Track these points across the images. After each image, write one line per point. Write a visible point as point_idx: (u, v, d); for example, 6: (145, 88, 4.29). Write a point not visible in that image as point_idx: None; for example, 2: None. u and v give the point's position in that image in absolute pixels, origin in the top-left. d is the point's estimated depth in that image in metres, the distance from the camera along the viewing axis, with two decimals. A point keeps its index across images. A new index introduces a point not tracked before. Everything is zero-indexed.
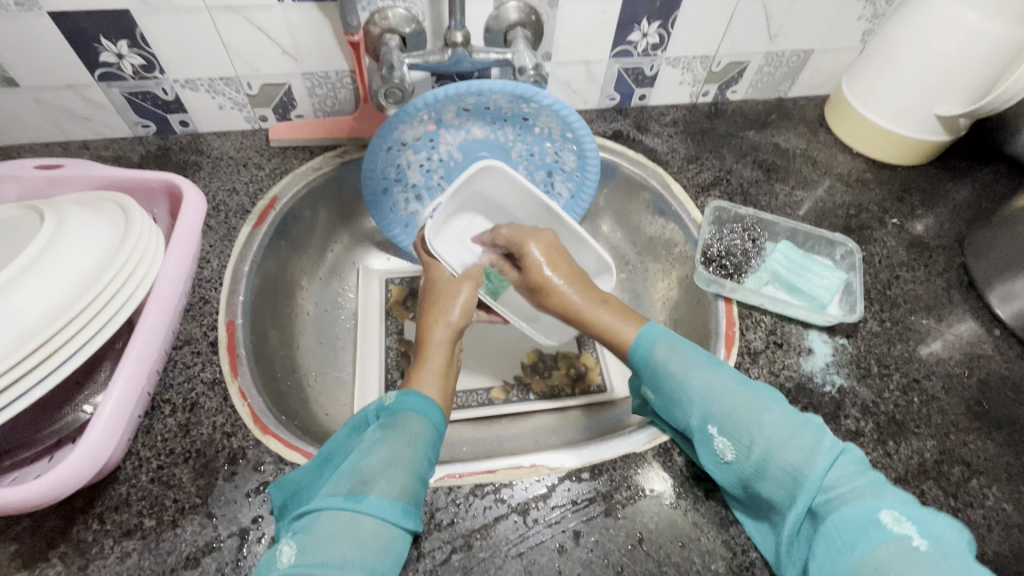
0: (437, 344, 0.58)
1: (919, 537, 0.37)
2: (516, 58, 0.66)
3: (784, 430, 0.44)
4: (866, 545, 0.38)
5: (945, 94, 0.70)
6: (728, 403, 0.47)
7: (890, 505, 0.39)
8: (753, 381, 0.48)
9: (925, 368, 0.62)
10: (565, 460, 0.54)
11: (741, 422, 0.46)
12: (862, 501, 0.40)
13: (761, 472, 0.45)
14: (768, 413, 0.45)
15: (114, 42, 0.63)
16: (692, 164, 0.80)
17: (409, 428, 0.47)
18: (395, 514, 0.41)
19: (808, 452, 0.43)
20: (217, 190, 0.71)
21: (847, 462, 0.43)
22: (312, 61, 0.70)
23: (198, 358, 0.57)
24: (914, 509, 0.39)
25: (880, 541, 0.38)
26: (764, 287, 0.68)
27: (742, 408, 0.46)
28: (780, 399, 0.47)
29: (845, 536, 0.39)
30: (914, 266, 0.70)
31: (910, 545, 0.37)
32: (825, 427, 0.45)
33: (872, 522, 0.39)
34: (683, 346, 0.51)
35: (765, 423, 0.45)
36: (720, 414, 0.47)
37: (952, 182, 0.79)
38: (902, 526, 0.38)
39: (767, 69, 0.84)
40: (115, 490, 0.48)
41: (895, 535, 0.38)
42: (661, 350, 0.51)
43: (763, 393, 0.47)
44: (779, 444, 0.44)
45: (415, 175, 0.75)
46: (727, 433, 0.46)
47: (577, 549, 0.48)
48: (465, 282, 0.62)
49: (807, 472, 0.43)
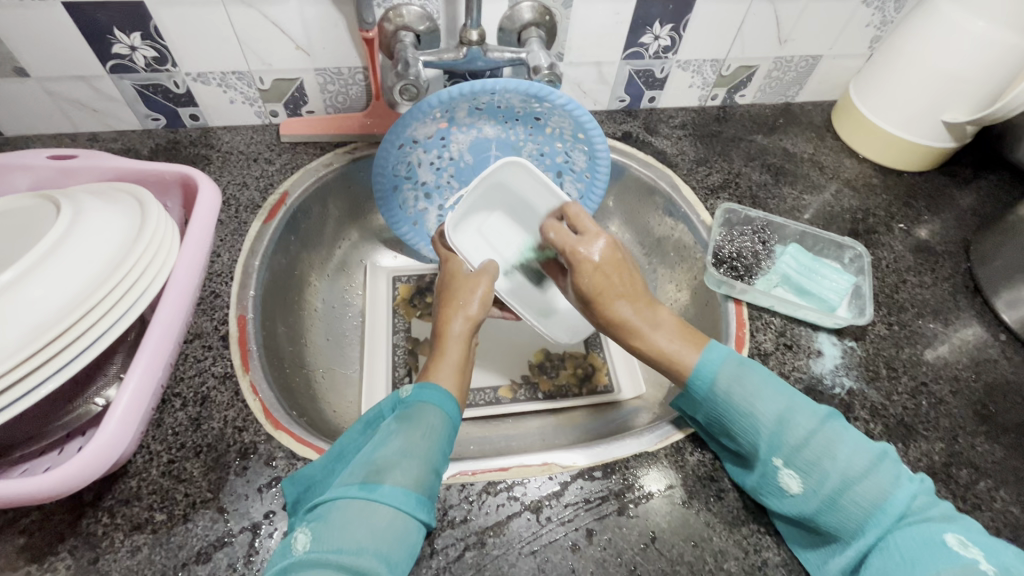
0: (454, 338, 0.58)
1: (986, 562, 0.40)
2: (530, 57, 0.66)
3: (858, 463, 0.45)
4: (932, 568, 0.40)
5: (953, 101, 0.71)
6: (801, 435, 0.47)
7: (954, 529, 0.42)
8: (823, 409, 0.48)
9: (932, 372, 0.62)
10: (577, 458, 0.54)
11: (815, 455, 0.46)
12: (930, 525, 0.42)
13: (832, 504, 0.45)
14: (842, 444, 0.46)
15: (128, 34, 0.63)
16: (701, 167, 0.80)
17: (424, 421, 0.47)
18: (409, 504, 0.41)
19: (885, 485, 0.44)
20: (227, 184, 0.70)
21: (918, 492, 0.44)
22: (325, 57, 0.70)
23: (209, 352, 0.56)
24: (979, 535, 0.42)
25: (946, 564, 0.40)
26: (773, 289, 0.68)
27: (817, 440, 0.46)
28: (851, 430, 0.47)
29: (908, 554, 0.41)
30: (921, 270, 0.71)
31: (979, 569, 0.40)
32: (893, 456, 0.46)
33: (941, 545, 0.41)
34: (748, 371, 0.50)
35: (839, 455, 0.45)
36: (791, 446, 0.47)
37: (957, 188, 0.80)
38: (968, 550, 0.41)
39: (776, 74, 0.84)
40: (125, 483, 0.48)
41: (962, 559, 0.40)
42: (726, 376, 0.50)
43: (836, 423, 0.47)
44: (854, 477, 0.44)
45: (425, 172, 0.75)
46: (797, 466, 0.46)
47: (590, 548, 0.48)
48: (482, 277, 0.62)
49: (884, 505, 0.44)
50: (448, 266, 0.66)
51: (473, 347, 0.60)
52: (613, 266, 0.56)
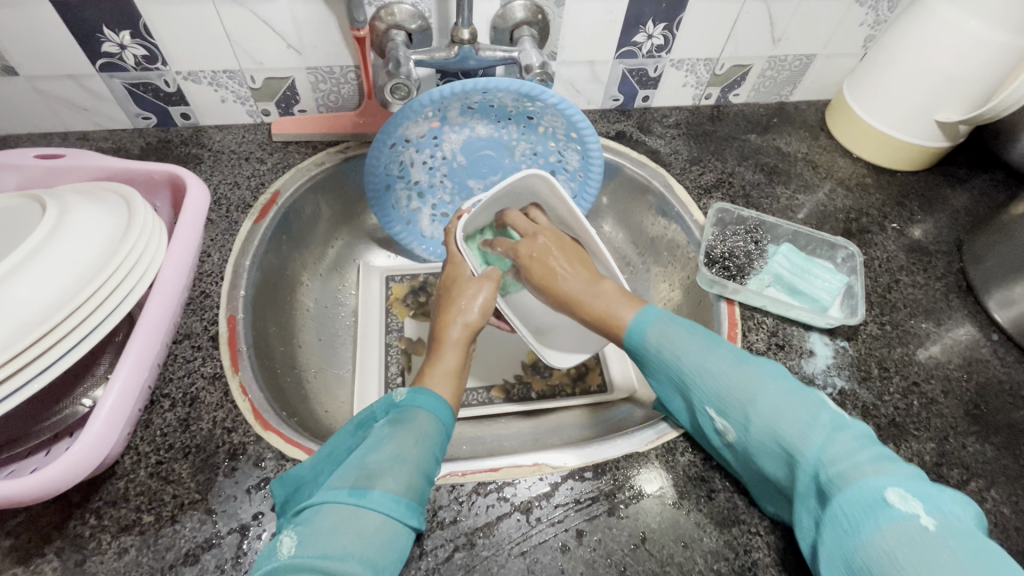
0: (454, 344, 0.58)
1: (927, 516, 0.36)
2: (522, 56, 0.65)
3: (780, 406, 0.45)
4: (872, 527, 0.37)
5: (946, 100, 0.71)
6: (724, 383, 0.48)
7: (896, 483, 0.38)
8: (750, 358, 0.49)
9: (924, 371, 0.62)
10: (568, 459, 0.54)
11: (736, 400, 0.47)
12: (866, 480, 0.39)
13: (759, 446, 0.46)
14: (763, 388, 0.46)
15: (117, 32, 0.63)
16: (694, 166, 0.80)
17: (417, 426, 0.47)
18: (398, 510, 0.41)
19: (804, 428, 0.43)
20: (218, 183, 0.70)
21: (846, 436, 0.42)
22: (316, 56, 0.70)
23: (199, 352, 0.56)
24: (920, 487, 0.37)
25: (886, 523, 0.36)
26: (766, 289, 0.68)
27: (737, 385, 0.47)
28: (781, 377, 0.47)
29: (850, 517, 0.38)
30: (913, 270, 0.71)
31: (917, 526, 0.35)
32: (823, 402, 0.45)
33: (878, 502, 0.37)
34: (676, 327, 0.53)
35: (758, 397, 0.46)
36: (714, 394, 0.48)
37: (950, 188, 0.80)
38: (910, 505, 0.36)
39: (770, 74, 0.84)
40: (113, 485, 0.48)
41: (902, 516, 0.36)
42: (654, 332, 0.53)
43: (760, 369, 0.48)
44: (771, 419, 0.45)
45: (418, 172, 0.74)
46: (723, 412, 0.48)
47: (580, 548, 0.48)
48: (484, 283, 0.62)
49: (806, 449, 0.42)
50: (451, 260, 0.65)
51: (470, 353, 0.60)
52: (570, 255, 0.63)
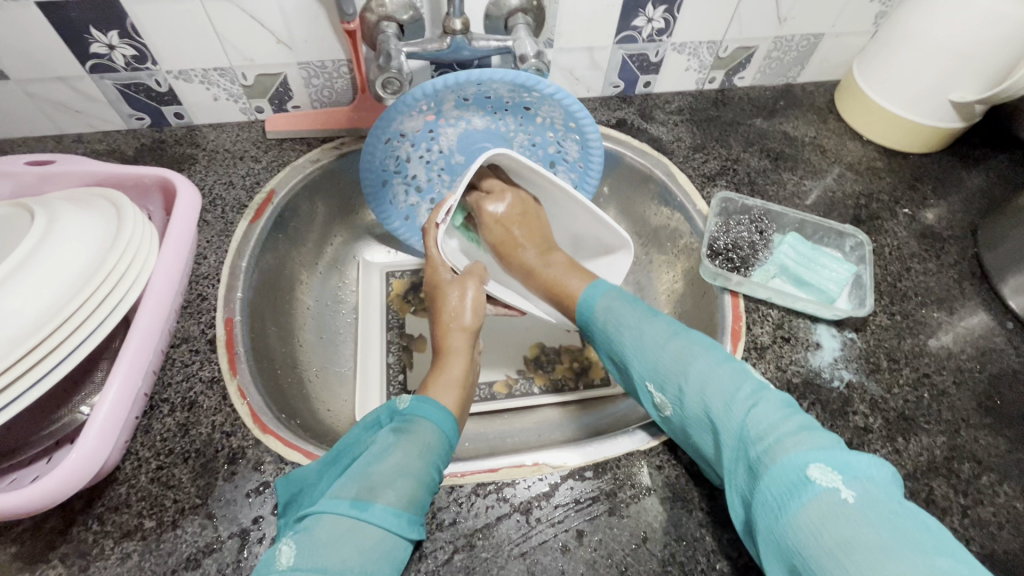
0: (456, 353, 0.59)
1: (847, 490, 0.36)
2: (516, 45, 0.63)
3: (708, 378, 0.47)
4: (796, 503, 0.37)
5: (961, 80, 0.68)
6: (658, 356, 0.51)
7: (818, 458, 0.39)
8: (683, 331, 0.52)
9: (935, 363, 0.60)
10: (569, 458, 0.53)
11: (671, 373, 0.49)
12: (788, 456, 0.39)
13: (692, 421, 0.48)
14: (696, 360, 0.49)
15: (105, 32, 0.62)
16: (697, 154, 0.78)
17: (422, 437, 0.46)
18: (400, 526, 0.41)
19: (728, 402, 0.45)
20: (213, 183, 0.69)
21: (770, 406, 0.44)
22: (307, 50, 0.68)
23: (196, 356, 0.56)
24: (838, 458, 0.38)
25: (809, 498, 0.37)
26: (771, 281, 0.66)
27: (671, 356, 0.50)
28: (711, 348, 0.49)
29: (778, 497, 0.39)
30: (925, 257, 0.69)
31: (837, 499, 0.36)
32: (751, 374, 0.47)
33: (800, 480, 0.38)
34: (623, 302, 0.57)
35: (690, 370, 0.48)
36: (651, 367, 0.51)
37: (965, 169, 0.77)
38: (829, 478, 0.37)
39: (776, 55, 0.81)
40: (114, 491, 0.48)
41: (823, 489, 0.37)
42: (603, 307, 0.58)
43: (694, 343, 0.50)
44: (702, 392, 0.47)
45: (416, 167, 0.73)
46: (660, 385, 0.50)
47: (580, 549, 0.48)
48: (467, 281, 0.63)
49: (729, 420, 0.44)
50: (431, 262, 0.64)
51: (475, 356, 0.61)
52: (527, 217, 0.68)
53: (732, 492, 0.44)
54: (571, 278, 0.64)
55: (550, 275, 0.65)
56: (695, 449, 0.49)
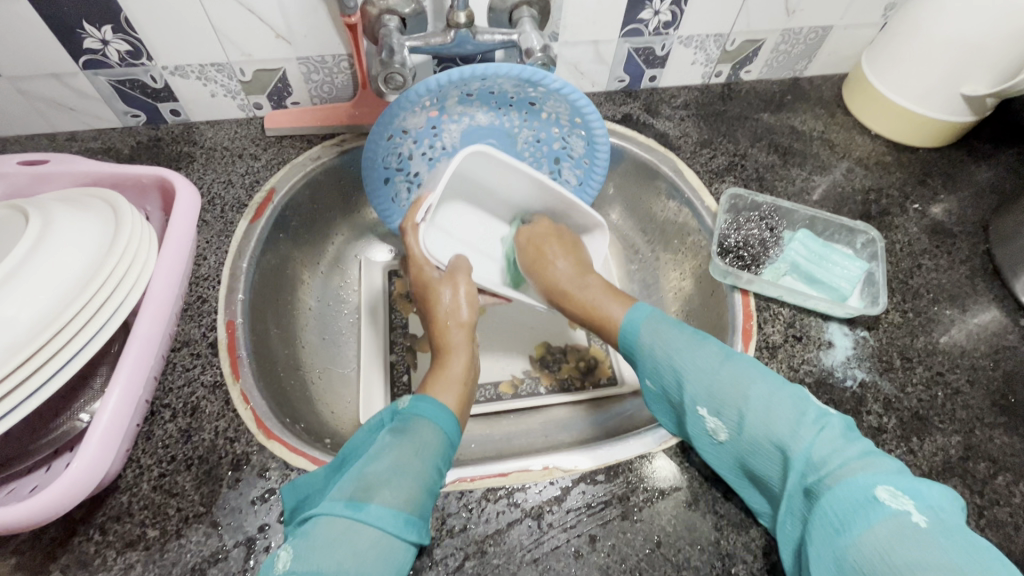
0: (456, 348, 0.59)
1: (917, 512, 0.37)
2: (522, 39, 0.62)
3: (771, 402, 0.45)
4: (864, 525, 0.37)
5: (973, 73, 0.67)
6: (714, 378, 0.48)
7: (886, 481, 0.39)
8: (734, 352, 0.50)
9: (949, 360, 0.60)
10: (580, 461, 0.52)
11: (729, 397, 0.47)
12: (855, 479, 0.40)
13: (750, 446, 0.46)
14: (754, 384, 0.47)
15: (98, 27, 0.60)
16: (704, 149, 0.77)
17: (418, 437, 0.45)
18: (396, 526, 0.40)
19: (795, 427, 0.44)
20: (211, 182, 0.68)
21: (834, 431, 0.43)
22: (307, 45, 0.67)
23: (198, 360, 0.55)
24: (907, 482, 0.39)
25: (878, 520, 0.37)
26: (782, 278, 0.66)
27: (728, 379, 0.48)
28: (767, 371, 0.48)
29: (842, 517, 0.39)
30: (937, 253, 0.68)
31: (908, 521, 0.36)
32: (809, 398, 0.46)
33: (868, 501, 0.38)
34: (668, 323, 0.54)
35: (751, 395, 0.46)
36: (706, 390, 0.48)
37: (975, 164, 0.76)
38: (898, 501, 0.37)
39: (783, 48, 0.80)
40: (116, 499, 0.47)
41: (893, 511, 0.37)
42: (649, 328, 0.55)
43: (749, 365, 0.48)
44: (765, 418, 0.45)
45: (417, 164, 0.71)
46: (716, 410, 0.48)
47: (593, 554, 0.47)
48: (457, 276, 0.61)
49: (795, 445, 0.43)
50: (413, 261, 0.61)
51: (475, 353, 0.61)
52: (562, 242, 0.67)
53: (788, 513, 0.44)
54: (610, 304, 0.61)
55: (588, 298, 0.63)
56: (745, 473, 0.47)
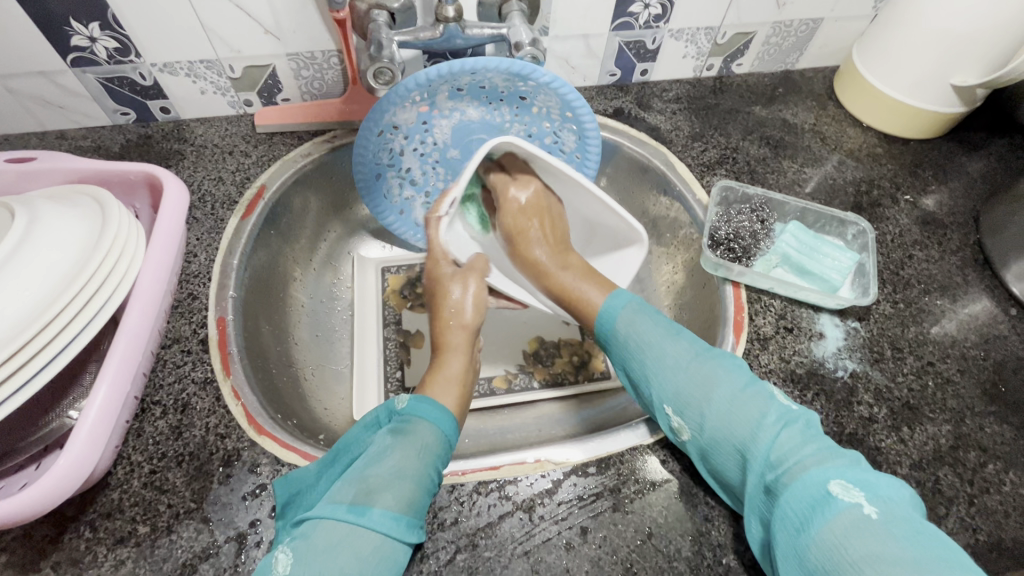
0: (454, 349, 0.58)
1: (869, 505, 0.38)
2: (511, 32, 0.62)
3: (735, 400, 0.47)
4: (821, 521, 0.38)
5: (963, 63, 0.67)
6: (681, 377, 0.49)
7: (839, 476, 0.40)
8: (703, 349, 0.51)
9: (939, 351, 0.60)
10: (572, 454, 0.52)
11: (694, 396, 0.48)
12: (810, 475, 0.41)
13: (713, 445, 0.47)
14: (718, 383, 0.48)
15: (86, 24, 0.60)
16: (696, 142, 0.77)
17: (419, 438, 0.45)
18: (398, 530, 0.40)
19: (756, 426, 0.45)
20: (202, 179, 0.68)
21: (794, 430, 0.45)
22: (296, 41, 0.66)
23: (188, 357, 0.55)
24: (858, 476, 0.40)
25: (834, 515, 0.38)
26: (773, 270, 0.65)
27: (693, 378, 0.49)
28: (733, 370, 0.49)
29: (800, 514, 0.40)
30: (927, 244, 0.68)
31: (862, 514, 0.38)
32: (771, 397, 0.47)
33: (823, 498, 0.40)
34: (642, 316, 0.55)
35: (715, 395, 0.47)
36: (673, 389, 0.49)
37: (966, 155, 0.76)
38: (851, 495, 0.39)
39: (774, 41, 0.80)
40: (107, 496, 0.47)
41: (846, 504, 0.39)
42: (624, 320, 0.55)
43: (714, 364, 0.49)
44: (727, 417, 0.46)
45: (410, 159, 0.71)
46: (680, 409, 0.48)
47: (584, 546, 0.47)
48: (469, 275, 0.61)
49: (756, 445, 0.44)
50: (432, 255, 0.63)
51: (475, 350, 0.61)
52: (534, 210, 0.64)
53: (750, 512, 0.45)
54: (587, 288, 0.60)
55: (566, 280, 0.61)
56: (708, 472, 0.48)
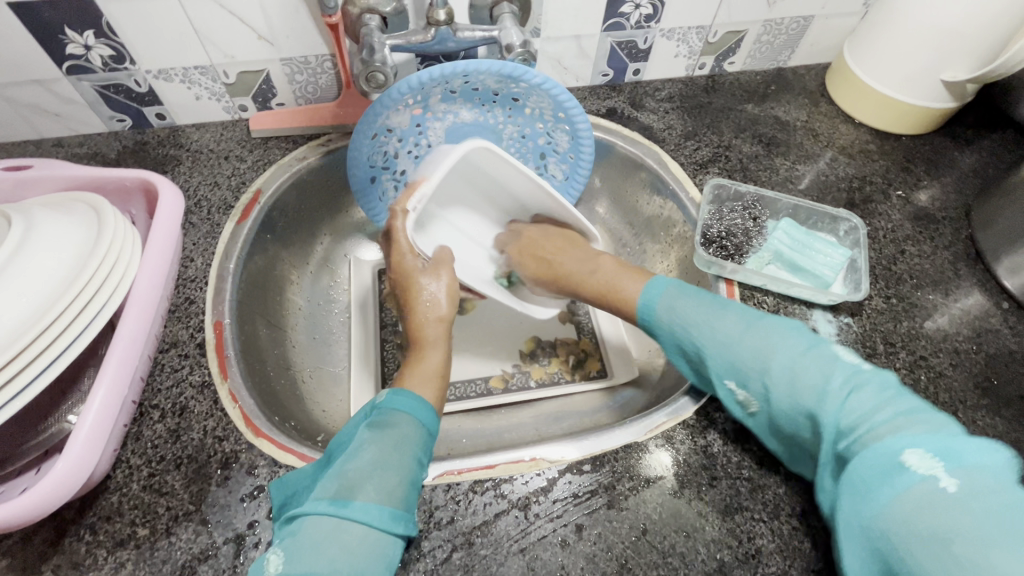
0: (432, 343, 0.59)
1: (947, 477, 0.36)
2: (502, 35, 0.62)
3: (798, 370, 0.46)
4: (891, 492, 0.37)
5: (952, 59, 0.67)
6: (739, 351, 0.49)
7: (915, 444, 0.38)
8: (758, 320, 0.50)
9: (931, 345, 0.60)
10: (567, 451, 0.53)
11: (753, 368, 0.48)
12: (882, 443, 0.39)
13: (780, 414, 0.46)
14: (779, 351, 0.47)
15: (80, 32, 0.60)
16: (688, 141, 0.77)
17: (395, 430, 0.46)
18: (382, 519, 0.41)
19: (821, 393, 0.44)
20: (198, 184, 0.68)
21: (866, 392, 0.43)
22: (289, 46, 0.67)
23: (186, 361, 0.55)
24: (940, 442, 0.38)
25: (905, 487, 0.37)
26: (765, 267, 0.66)
27: (750, 348, 0.48)
28: (793, 337, 0.48)
29: (868, 483, 0.39)
30: (919, 239, 0.68)
31: (938, 487, 0.36)
32: (839, 359, 0.46)
33: (895, 467, 0.38)
34: (687, 295, 0.55)
35: (775, 364, 0.47)
36: (731, 363, 0.49)
37: (957, 150, 0.76)
38: (927, 466, 0.37)
39: (766, 39, 0.80)
40: (106, 500, 0.47)
41: (920, 477, 0.37)
42: (666, 303, 0.55)
43: (774, 332, 0.49)
44: (789, 386, 0.46)
45: (404, 162, 0.71)
46: (742, 381, 0.49)
47: (579, 543, 0.47)
48: (440, 269, 0.62)
49: (824, 412, 0.43)
50: (397, 249, 0.61)
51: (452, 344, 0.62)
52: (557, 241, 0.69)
53: (823, 477, 0.44)
54: (623, 282, 0.62)
55: (602, 280, 0.64)
56: (782, 439, 0.48)
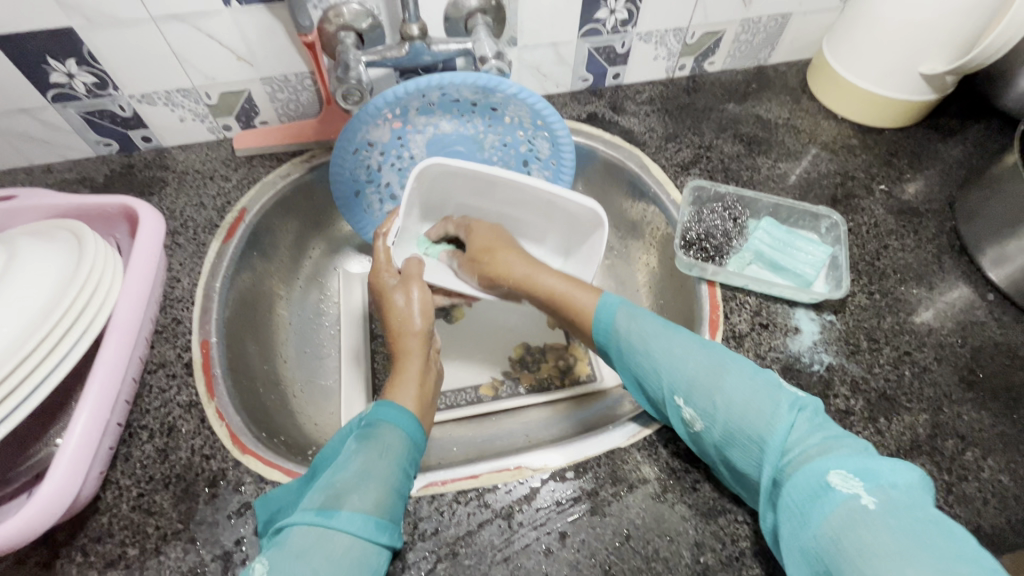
0: (410, 354, 0.58)
1: (868, 495, 0.37)
2: (476, 46, 0.63)
3: (743, 394, 0.46)
4: (820, 514, 0.38)
5: (929, 51, 0.67)
6: (689, 370, 0.49)
7: (839, 464, 0.39)
8: (704, 342, 0.51)
9: (916, 340, 0.60)
10: (550, 459, 0.53)
11: (700, 385, 0.48)
12: (812, 464, 0.40)
13: (723, 434, 0.46)
14: (726, 372, 0.47)
15: (62, 61, 0.61)
16: (670, 143, 0.77)
17: (386, 444, 0.47)
18: (367, 530, 0.41)
19: (769, 415, 0.44)
20: (184, 206, 0.69)
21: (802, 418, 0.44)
22: (268, 65, 0.68)
23: (173, 381, 0.56)
24: (862, 465, 0.39)
25: (831, 509, 0.37)
26: (748, 267, 0.67)
27: (699, 369, 0.48)
28: (738, 361, 0.49)
29: (802, 506, 0.39)
30: (903, 233, 0.68)
31: (859, 505, 0.37)
32: (780, 383, 0.46)
33: (823, 487, 0.38)
34: (640, 315, 0.55)
35: (724, 384, 0.47)
36: (680, 381, 0.49)
37: (941, 141, 0.76)
38: (850, 485, 0.38)
39: (744, 37, 0.80)
40: (97, 521, 0.48)
41: (845, 496, 0.37)
42: (623, 321, 0.54)
43: (720, 357, 0.49)
44: (736, 407, 0.45)
45: (388, 174, 0.72)
46: (689, 397, 0.48)
47: (562, 550, 0.48)
48: (409, 282, 0.62)
49: (770, 434, 0.43)
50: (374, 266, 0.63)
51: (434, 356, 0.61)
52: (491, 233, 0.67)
53: (762, 506, 0.44)
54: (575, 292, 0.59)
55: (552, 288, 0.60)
56: (727, 464, 0.48)
